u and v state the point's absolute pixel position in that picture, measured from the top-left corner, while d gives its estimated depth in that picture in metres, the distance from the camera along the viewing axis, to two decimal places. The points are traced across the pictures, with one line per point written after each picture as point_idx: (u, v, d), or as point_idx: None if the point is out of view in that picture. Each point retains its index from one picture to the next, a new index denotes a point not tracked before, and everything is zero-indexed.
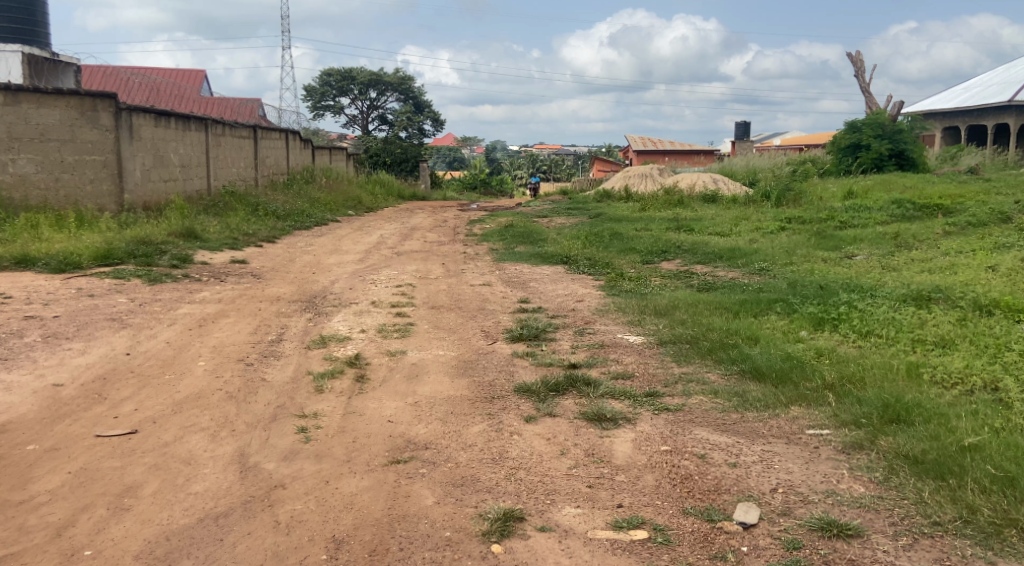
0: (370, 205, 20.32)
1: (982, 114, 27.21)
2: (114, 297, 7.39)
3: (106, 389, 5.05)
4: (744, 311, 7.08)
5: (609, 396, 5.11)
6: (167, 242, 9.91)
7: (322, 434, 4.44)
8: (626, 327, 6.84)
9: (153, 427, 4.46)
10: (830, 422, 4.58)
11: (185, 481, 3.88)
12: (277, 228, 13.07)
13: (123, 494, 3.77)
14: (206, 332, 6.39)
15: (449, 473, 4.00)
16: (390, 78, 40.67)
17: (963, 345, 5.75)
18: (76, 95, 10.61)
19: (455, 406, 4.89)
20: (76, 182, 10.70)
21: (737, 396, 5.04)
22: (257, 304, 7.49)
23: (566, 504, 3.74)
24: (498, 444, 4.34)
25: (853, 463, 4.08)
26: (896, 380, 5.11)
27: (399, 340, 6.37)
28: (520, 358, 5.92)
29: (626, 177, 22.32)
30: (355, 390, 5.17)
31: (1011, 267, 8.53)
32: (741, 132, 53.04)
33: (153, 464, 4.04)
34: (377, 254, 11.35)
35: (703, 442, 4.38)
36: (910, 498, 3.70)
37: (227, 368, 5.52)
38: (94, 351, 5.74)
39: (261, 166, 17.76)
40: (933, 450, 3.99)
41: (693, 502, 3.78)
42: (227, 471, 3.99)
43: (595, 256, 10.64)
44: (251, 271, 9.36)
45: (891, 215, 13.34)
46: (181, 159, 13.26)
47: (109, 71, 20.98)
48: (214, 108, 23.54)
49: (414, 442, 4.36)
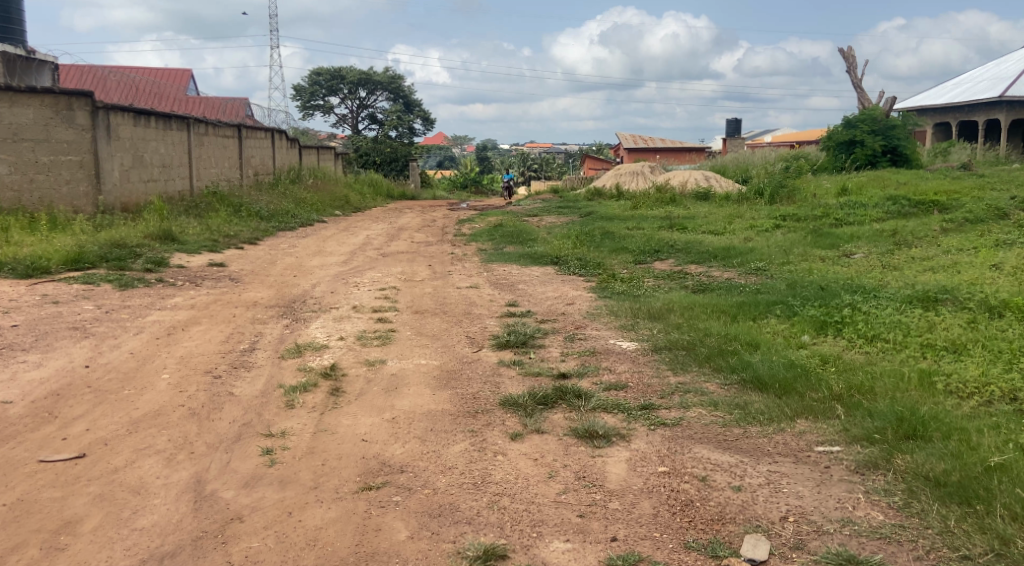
0: (358, 205, 19.96)
1: (972, 110, 26.94)
2: (80, 303, 6.97)
3: (58, 407, 4.66)
4: (742, 314, 6.72)
5: (601, 409, 4.74)
6: (143, 245, 9.52)
7: (289, 457, 4.06)
8: (618, 333, 6.47)
9: (103, 451, 4.08)
10: (840, 438, 4.23)
11: (130, 515, 3.51)
12: (260, 229, 12.65)
13: (60, 530, 3.40)
14: (174, 341, 6.00)
15: (426, 501, 3.64)
16: (380, 77, 40.31)
17: (976, 350, 5.39)
18: (51, 93, 10.20)
19: (435, 422, 4.53)
20: (51, 183, 10.29)
21: (739, 409, 4.68)
22: (232, 310, 7.09)
23: (555, 538, 3.39)
24: (480, 466, 3.97)
25: (869, 485, 3.73)
26: (908, 390, 4.75)
27: (379, 349, 5.98)
28: (506, 368, 5.54)
29: (617, 175, 21.92)
30: (328, 405, 4.79)
31: (1016, 265, 8.19)
32: (732, 129, 52.73)
33: (98, 494, 3.66)
34: (362, 255, 11.01)
35: (704, 463, 4.02)
36: (933, 526, 3.36)
37: (192, 381, 5.12)
38: (50, 364, 5.35)
39: (246, 165, 17.30)
40: (956, 471, 3.64)
41: (695, 534, 3.43)
42: (180, 502, 3.62)
43: (586, 256, 10.24)
44: (230, 275, 8.97)
45: (886, 212, 13.04)
46: (161, 159, 12.83)
47: (89, 70, 20.48)
48: (197, 107, 23.13)
49: (390, 465, 3.99)
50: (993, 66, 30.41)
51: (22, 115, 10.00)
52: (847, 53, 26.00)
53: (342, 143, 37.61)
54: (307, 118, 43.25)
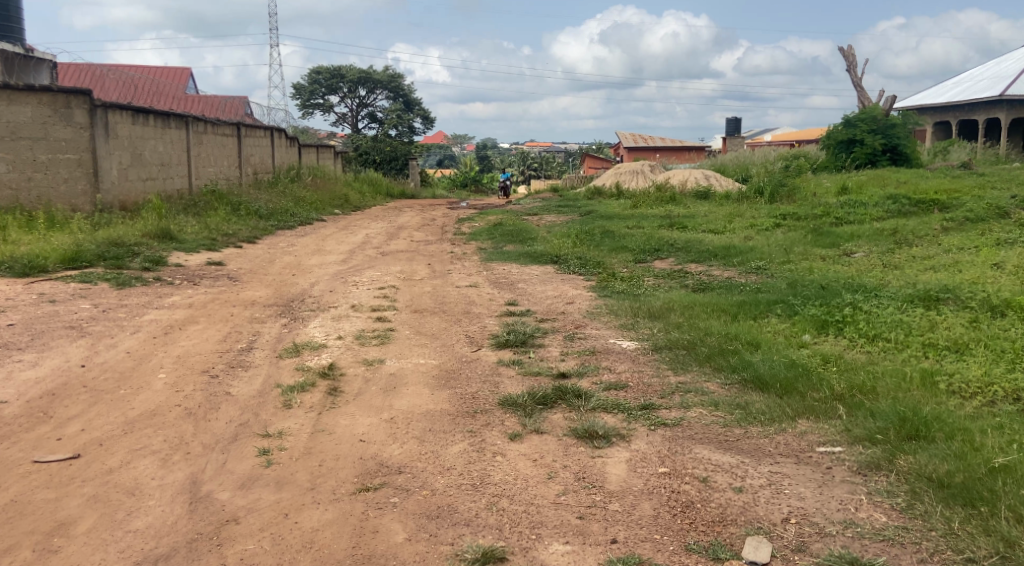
0: (357, 203, 19.91)
1: (973, 109, 26.88)
2: (77, 302, 6.93)
3: (53, 407, 4.62)
4: (743, 314, 6.69)
5: (601, 409, 4.70)
6: (141, 243, 9.48)
7: (286, 457, 4.03)
8: (618, 332, 6.43)
9: (99, 451, 4.04)
10: (842, 438, 4.20)
11: (124, 516, 3.48)
12: (259, 228, 12.61)
13: (53, 532, 3.37)
14: (171, 341, 5.96)
15: (424, 502, 3.60)
16: (380, 76, 40.28)
17: (978, 350, 5.35)
18: (49, 91, 10.16)
19: (434, 422, 4.49)
20: (49, 181, 10.24)
21: (740, 409, 4.64)
22: (229, 310, 7.04)
23: (554, 540, 3.35)
24: (479, 467, 3.93)
25: (872, 487, 3.69)
26: (910, 390, 4.72)
27: (378, 349, 5.94)
28: (505, 367, 5.50)
29: (617, 174, 21.87)
30: (325, 405, 4.75)
31: (1017, 264, 8.16)
32: (732, 128, 52.68)
33: (92, 495, 3.63)
34: (360, 253, 10.96)
35: (705, 463, 3.98)
36: (937, 528, 3.32)
37: (189, 381, 5.08)
38: (46, 363, 5.31)
39: (245, 163, 17.25)
40: (960, 472, 3.60)
41: (696, 536, 3.39)
42: (175, 503, 3.58)
43: (585, 255, 10.20)
44: (228, 274, 8.94)
45: (887, 211, 13.00)
46: (160, 157, 12.78)
47: (88, 68, 20.45)
48: (197, 105, 23.09)
49: (388, 466, 3.95)
50: (993, 64, 30.37)
51: (20, 114, 9.96)
52: (847, 52, 25.96)
53: (341, 141, 37.54)
54: (307, 117, 43.20)
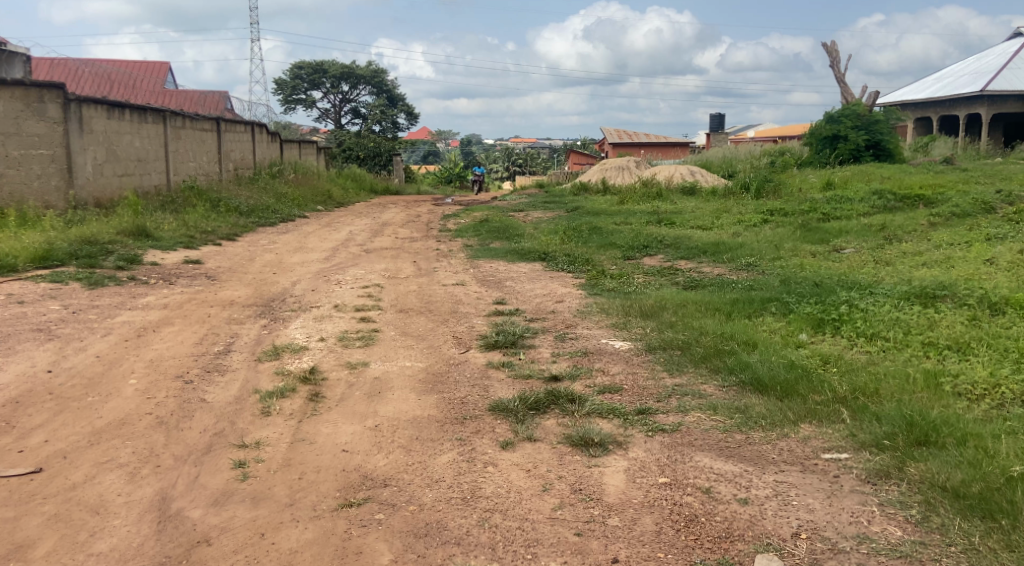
0: (340, 200, 19.61)
1: (952, 105, 26.84)
2: (47, 303, 6.63)
3: (16, 416, 4.35)
4: (737, 312, 6.48)
5: (595, 414, 4.49)
6: (115, 242, 9.16)
7: (264, 470, 3.79)
8: (610, 331, 6.22)
9: (62, 465, 3.79)
10: (848, 443, 4.00)
11: (88, 538, 3.25)
12: (239, 225, 12.30)
13: (10, 556, 3.15)
14: (145, 344, 5.70)
15: (411, 519, 3.39)
16: (363, 71, 39.86)
17: (981, 350, 5.18)
18: (21, 85, 9.82)
19: (422, 430, 4.26)
20: (22, 178, 9.91)
21: (740, 413, 4.45)
22: (207, 311, 6.76)
23: (551, 560, 3.16)
24: (469, 479, 3.71)
25: (883, 497, 3.50)
26: (916, 392, 4.53)
27: (362, 350, 5.71)
28: (495, 370, 5.29)
29: (602, 169, 21.65)
30: (307, 412, 4.51)
31: (1011, 260, 8.02)
32: (716, 124, 52.67)
33: (54, 514, 3.39)
34: (344, 251, 10.68)
35: (707, 472, 3.78)
36: (957, 544, 3.14)
37: (162, 387, 4.83)
38: (10, 369, 5.03)
39: (225, 159, 16.90)
40: (976, 481, 3.42)
41: (703, 553, 3.20)
42: (143, 522, 3.35)
43: (573, 253, 10.00)
44: (206, 272, 8.66)
45: (872, 207, 12.86)
46: (137, 153, 12.45)
47: (62, 62, 19.92)
48: (175, 99, 22.58)
49: (372, 478, 3.72)
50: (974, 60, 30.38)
51: None
52: (830, 48, 25.86)
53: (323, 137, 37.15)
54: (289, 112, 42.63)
